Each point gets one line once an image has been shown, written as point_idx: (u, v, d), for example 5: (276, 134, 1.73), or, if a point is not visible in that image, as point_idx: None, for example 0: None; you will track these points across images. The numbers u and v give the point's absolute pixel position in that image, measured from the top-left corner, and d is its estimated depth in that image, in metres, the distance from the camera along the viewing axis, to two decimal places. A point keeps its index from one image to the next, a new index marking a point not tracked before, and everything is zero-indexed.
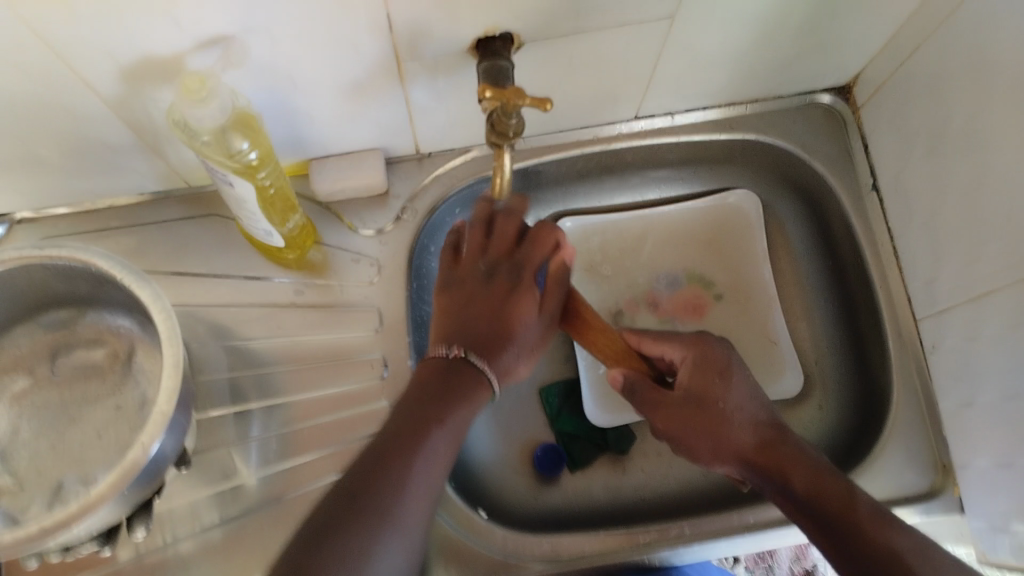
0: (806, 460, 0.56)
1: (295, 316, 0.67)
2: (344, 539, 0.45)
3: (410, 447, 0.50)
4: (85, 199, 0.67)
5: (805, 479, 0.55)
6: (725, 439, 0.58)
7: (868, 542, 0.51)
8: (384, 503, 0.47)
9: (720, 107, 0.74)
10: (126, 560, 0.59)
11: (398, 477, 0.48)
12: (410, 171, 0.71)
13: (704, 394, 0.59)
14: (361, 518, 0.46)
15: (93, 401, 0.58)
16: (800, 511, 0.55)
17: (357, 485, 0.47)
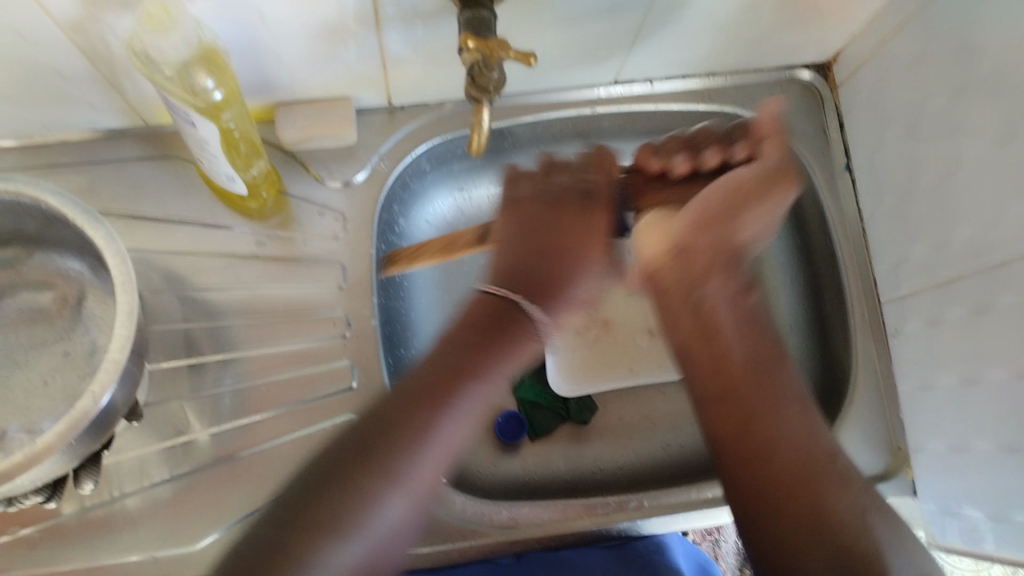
0: (768, 342, 0.58)
1: (254, 268, 0.64)
2: (371, 464, 0.46)
3: (450, 379, 0.51)
4: (35, 132, 0.63)
5: (731, 307, 0.59)
6: (683, 253, 0.61)
7: (749, 408, 0.54)
8: (410, 438, 0.47)
9: (699, 77, 0.72)
10: (70, 514, 0.57)
11: (429, 422, 0.48)
12: (380, 123, 0.69)
13: (732, 211, 0.62)
14: (375, 474, 0.45)
15: (38, 346, 0.55)
16: (724, 343, 0.57)
17: (395, 412, 0.48)
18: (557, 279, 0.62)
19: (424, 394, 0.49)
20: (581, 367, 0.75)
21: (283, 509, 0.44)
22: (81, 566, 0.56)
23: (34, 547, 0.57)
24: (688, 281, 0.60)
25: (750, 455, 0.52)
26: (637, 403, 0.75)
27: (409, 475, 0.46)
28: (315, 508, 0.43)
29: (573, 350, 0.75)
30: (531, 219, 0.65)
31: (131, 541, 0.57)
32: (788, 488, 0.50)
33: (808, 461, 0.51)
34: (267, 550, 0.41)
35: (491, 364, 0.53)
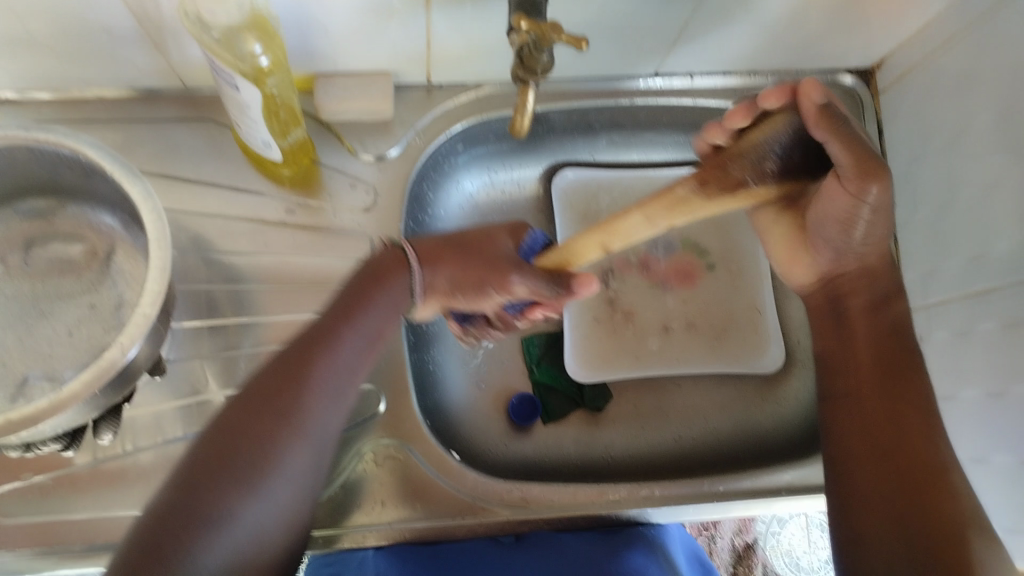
0: (907, 349, 0.52)
1: (283, 234, 0.65)
2: (238, 442, 0.46)
3: (319, 343, 0.52)
4: (71, 86, 0.63)
5: (873, 319, 0.54)
6: (835, 290, 0.56)
7: (875, 407, 0.51)
8: (291, 400, 0.49)
9: (741, 75, 0.71)
10: (83, 465, 0.59)
11: (299, 391, 0.49)
12: (417, 98, 0.68)
13: (842, 233, 0.51)
14: (255, 428, 0.47)
15: (65, 297, 0.55)
16: (858, 345, 0.54)
17: (257, 386, 0.49)
18: (448, 254, 0.60)
19: (291, 368, 0.50)
20: (598, 357, 0.75)
21: (185, 471, 0.45)
22: (93, 514, 0.58)
23: (46, 495, 0.58)
24: (827, 302, 0.57)
25: (863, 454, 0.50)
26: (653, 394, 0.75)
27: (302, 423, 0.49)
28: (227, 451, 0.46)
29: (592, 339, 0.76)
30: (455, 232, 0.62)
31: (147, 495, 0.58)
32: (890, 494, 0.48)
33: (938, 468, 0.47)
34: (184, 505, 0.43)
35: (366, 313, 0.55)
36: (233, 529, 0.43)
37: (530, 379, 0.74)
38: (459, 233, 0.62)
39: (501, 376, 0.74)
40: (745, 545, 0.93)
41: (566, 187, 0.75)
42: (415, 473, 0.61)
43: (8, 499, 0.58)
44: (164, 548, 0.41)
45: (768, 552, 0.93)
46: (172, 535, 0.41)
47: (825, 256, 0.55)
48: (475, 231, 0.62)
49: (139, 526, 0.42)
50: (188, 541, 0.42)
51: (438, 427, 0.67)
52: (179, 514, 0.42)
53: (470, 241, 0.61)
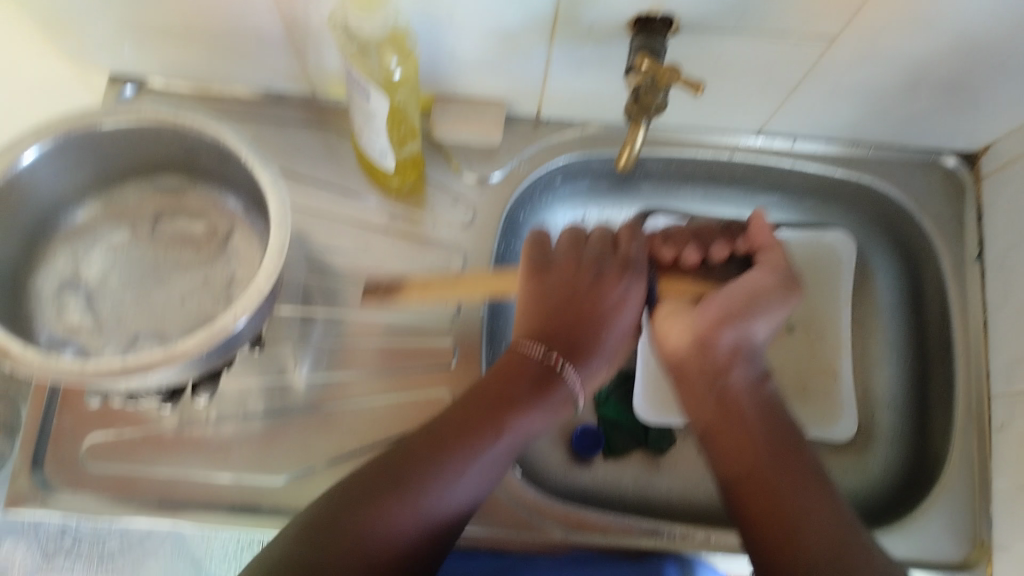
0: (787, 430, 0.55)
1: (384, 240, 0.68)
2: (366, 502, 0.49)
3: (453, 430, 0.53)
4: (213, 83, 0.70)
5: (751, 399, 0.56)
6: (704, 348, 0.58)
7: (773, 484, 0.51)
8: (411, 470, 0.51)
9: (842, 143, 0.73)
10: (169, 428, 0.63)
11: (430, 466, 0.51)
12: (524, 130, 0.72)
13: (743, 312, 0.59)
14: (390, 493, 0.49)
15: (183, 267, 0.60)
16: (748, 425, 0.55)
17: (396, 458, 0.51)
18: (588, 342, 0.60)
19: (418, 451, 0.52)
20: (667, 398, 0.75)
21: (315, 522, 0.48)
22: (170, 475, 0.61)
23: (131, 449, 0.62)
24: (704, 377, 0.58)
25: (773, 528, 0.50)
26: None
27: (424, 505, 0.50)
28: (372, 503, 0.49)
29: None
30: (569, 287, 0.61)
31: (221, 463, 0.62)
32: (822, 565, 0.47)
33: (840, 540, 0.48)
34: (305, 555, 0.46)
35: (510, 420, 0.54)
36: None
37: (597, 412, 0.75)
38: (562, 294, 0.61)
39: (566, 408, 0.75)
40: None
41: None
42: None
43: (96, 448, 0.62)
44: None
45: None
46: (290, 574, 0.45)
47: (704, 313, 0.59)
48: (591, 289, 0.61)
49: (274, 552, 0.46)
50: None
51: None
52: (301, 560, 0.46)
53: (581, 304, 0.61)
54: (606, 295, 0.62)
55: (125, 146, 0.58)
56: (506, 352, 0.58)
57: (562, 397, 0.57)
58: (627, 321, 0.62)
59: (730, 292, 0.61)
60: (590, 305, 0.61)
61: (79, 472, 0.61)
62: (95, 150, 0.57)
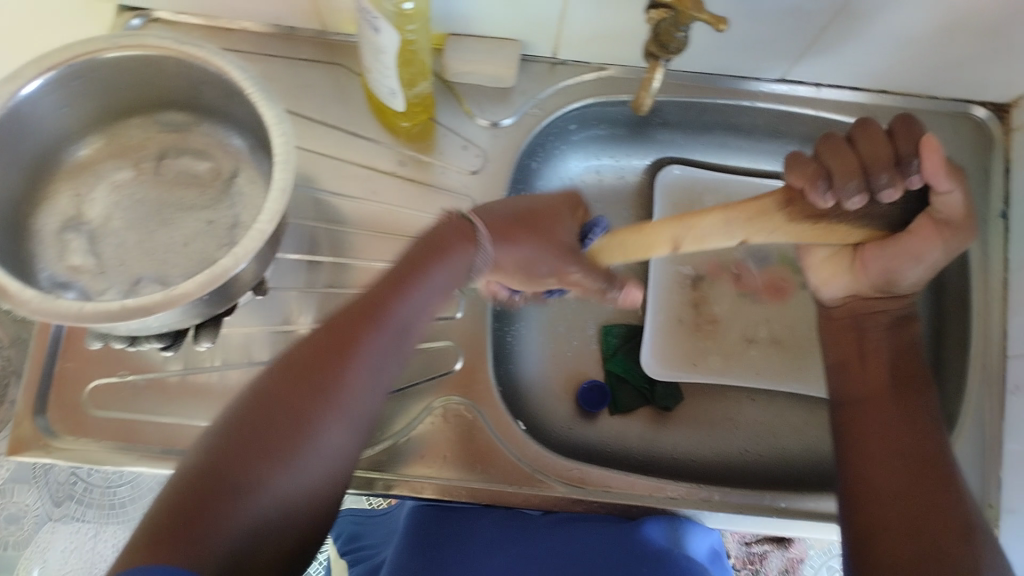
0: (918, 368, 0.57)
1: (392, 185, 0.67)
2: (282, 412, 0.46)
3: (347, 326, 0.50)
4: (221, 15, 0.67)
5: (890, 336, 0.59)
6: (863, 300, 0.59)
7: (893, 411, 0.55)
8: (329, 376, 0.48)
9: (869, 91, 0.70)
10: (174, 373, 0.62)
11: (338, 367, 0.48)
12: (539, 72, 0.69)
13: (891, 270, 0.56)
14: (303, 398, 0.47)
15: (187, 210, 0.59)
16: (879, 360, 0.58)
17: (304, 357, 0.48)
18: (515, 219, 0.56)
19: (323, 345, 0.49)
20: (676, 356, 0.74)
21: (221, 439, 0.45)
22: (175, 421, 0.61)
23: (136, 394, 0.62)
24: (848, 324, 0.61)
25: (874, 446, 0.54)
26: (725, 404, 0.73)
27: (340, 400, 0.48)
28: (286, 411, 0.46)
29: (670, 340, 0.75)
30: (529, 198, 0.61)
31: (226, 409, 0.61)
32: (909, 485, 0.51)
33: (936, 469, 0.52)
34: (226, 472, 0.43)
35: (412, 291, 0.52)
36: (262, 502, 0.44)
37: (603, 366, 0.74)
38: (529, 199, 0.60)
39: (575, 360, 0.74)
40: None
41: (668, 182, 0.75)
42: (480, 435, 0.62)
43: (100, 393, 0.62)
44: (197, 504, 0.42)
45: None
46: (202, 497, 0.42)
47: (865, 272, 0.57)
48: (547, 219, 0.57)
49: (182, 476, 0.44)
50: (217, 515, 0.42)
51: (509, 396, 0.69)
52: (218, 481, 0.43)
53: (526, 203, 0.58)
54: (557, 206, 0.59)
55: (126, 78, 0.56)
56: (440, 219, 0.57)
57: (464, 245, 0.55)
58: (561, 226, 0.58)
59: (891, 252, 0.54)
60: (540, 209, 0.58)
61: (82, 416, 0.61)
62: (96, 83, 0.55)
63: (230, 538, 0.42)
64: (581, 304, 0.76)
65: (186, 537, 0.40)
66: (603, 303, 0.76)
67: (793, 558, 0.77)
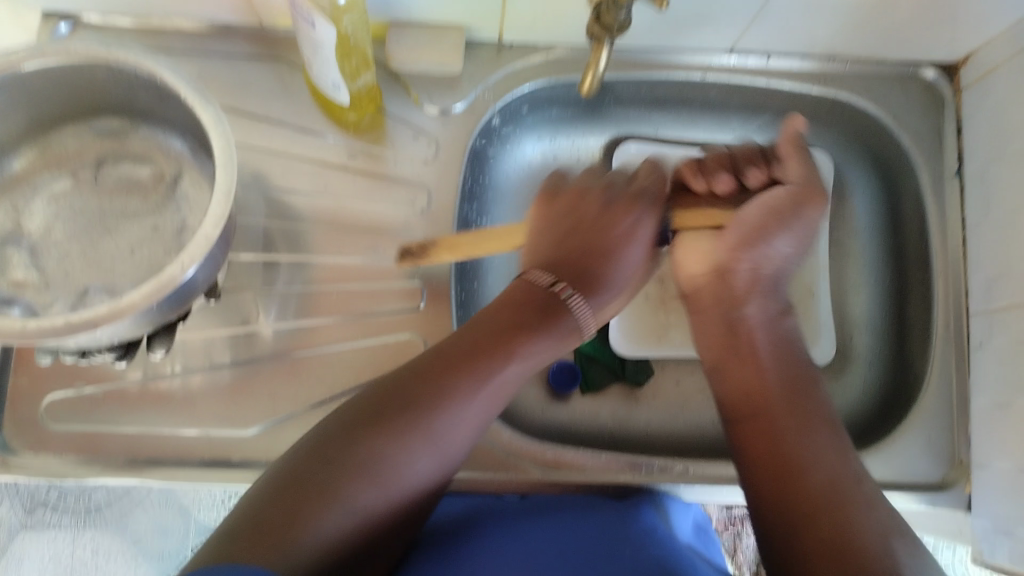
0: (798, 372, 0.57)
1: (344, 179, 0.65)
2: (382, 429, 0.47)
3: (453, 355, 0.51)
4: (154, 15, 0.65)
5: (766, 331, 0.59)
6: (723, 276, 0.60)
7: (783, 424, 0.53)
8: (430, 403, 0.49)
9: (818, 59, 0.70)
10: (133, 382, 0.61)
11: (441, 394, 0.49)
12: (487, 55, 0.68)
13: (761, 233, 0.60)
14: (406, 423, 0.48)
15: (131, 216, 0.57)
16: (759, 362, 0.57)
17: (405, 380, 0.50)
18: (599, 274, 0.60)
19: (427, 375, 0.50)
20: (643, 334, 0.74)
21: (315, 447, 0.46)
22: (139, 430, 0.60)
23: (95, 407, 0.60)
24: (718, 306, 0.61)
25: (769, 461, 0.52)
26: (695, 378, 0.73)
27: (438, 429, 0.49)
28: (384, 428, 0.47)
29: (638, 316, 0.74)
30: (585, 210, 0.61)
31: (189, 415, 0.60)
32: (817, 493, 0.49)
33: (842, 482, 0.50)
34: (320, 475, 0.44)
35: (523, 349, 0.53)
36: (348, 513, 0.43)
37: (571, 348, 0.73)
38: (589, 222, 0.61)
39: None
40: None
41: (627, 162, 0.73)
42: None
43: (57, 406, 0.60)
44: (285, 502, 0.42)
45: None
46: (290, 498, 0.42)
47: (724, 241, 0.60)
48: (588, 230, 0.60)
49: (274, 478, 0.44)
50: (306, 515, 0.42)
51: None
52: (313, 484, 0.43)
53: (593, 233, 0.60)
54: (629, 226, 0.60)
55: (54, 87, 0.54)
56: (515, 281, 0.58)
57: (571, 323, 0.57)
58: (631, 258, 0.61)
59: (744, 220, 0.60)
60: (615, 235, 0.60)
61: (40, 431, 0.60)
62: (24, 95, 0.54)
63: (322, 534, 0.42)
64: None
65: (284, 534, 0.40)
66: None
67: None
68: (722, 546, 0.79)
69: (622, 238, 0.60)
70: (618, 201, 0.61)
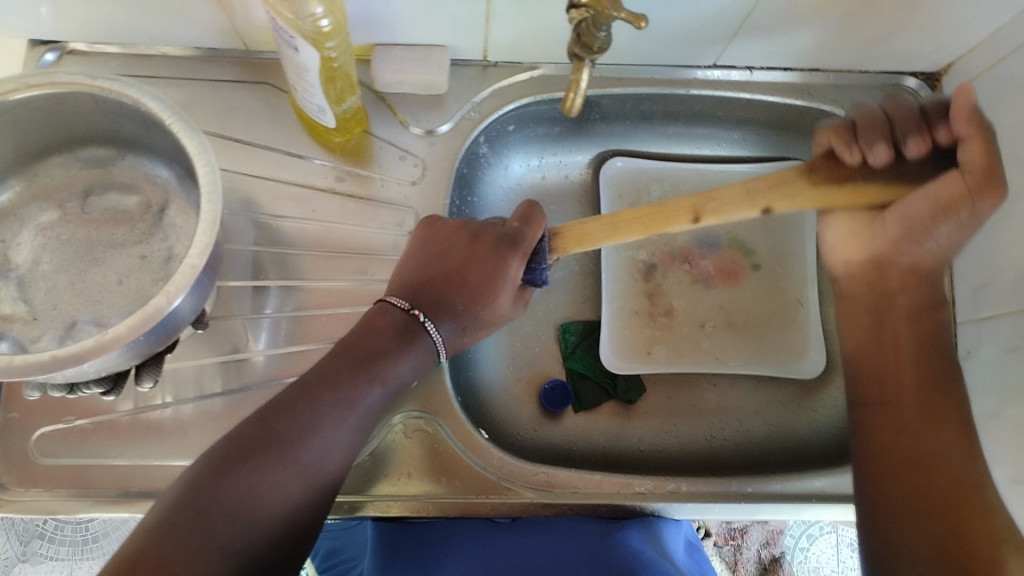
0: (937, 366, 0.53)
1: (331, 203, 0.65)
2: (241, 467, 0.46)
3: (314, 387, 0.50)
4: (138, 42, 0.65)
5: (915, 325, 0.54)
6: (881, 266, 0.54)
7: (908, 420, 0.52)
8: (286, 433, 0.48)
9: (801, 71, 0.70)
10: (124, 413, 0.60)
11: (291, 424, 0.48)
12: (472, 74, 0.69)
13: (918, 225, 0.49)
14: (267, 457, 0.46)
15: (118, 246, 0.57)
16: (900, 352, 0.54)
17: (266, 415, 0.49)
18: (465, 305, 0.56)
19: (291, 405, 0.49)
20: (635, 347, 0.74)
21: (182, 496, 0.45)
22: (130, 462, 0.59)
23: (86, 439, 0.60)
24: (872, 299, 0.55)
25: (897, 461, 0.52)
26: (687, 393, 0.74)
27: (305, 454, 0.48)
28: (243, 465, 0.46)
29: (629, 331, 0.75)
30: (456, 235, 0.57)
31: (180, 445, 0.60)
32: (944, 501, 0.49)
33: (970, 489, 0.49)
34: (182, 524, 0.43)
35: (374, 372, 0.52)
36: (213, 558, 0.43)
37: (563, 364, 0.73)
38: (462, 251, 0.57)
39: (534, 361, 0.74)
40: (770, 558, 0.84)
41: (613, 176, 0.75)
42: (441, 447, 0.62)
43: (48, 440, 0.60)
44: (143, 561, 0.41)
45: (793, 567, 0.85)
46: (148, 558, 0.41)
47: (885, 231, 0.52)
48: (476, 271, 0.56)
49: (138, 535, 0.43)
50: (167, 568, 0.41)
51: (468, 404, 0.68)
52: (170, 533, 0.43)
53: (472, 264, 0.56)
54: (485, 254, 0.56)
55: (39, 118, 0.54)
56: (377, 304, 0.56)
57: (422, 350, 0.55)
58: (506, 288, 0.56)
59: (913, 200, 0.49)
60: (480, 261, 0.56)
61: (32, 466, 0.59)
62: (8, 126, 0.53)
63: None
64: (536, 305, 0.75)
65: None
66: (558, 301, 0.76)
67: (774, 529, 0.84)
68: (723, 559, 0.84)
69: (490, 276, 0.56)
70: (478, 228, 0.58)
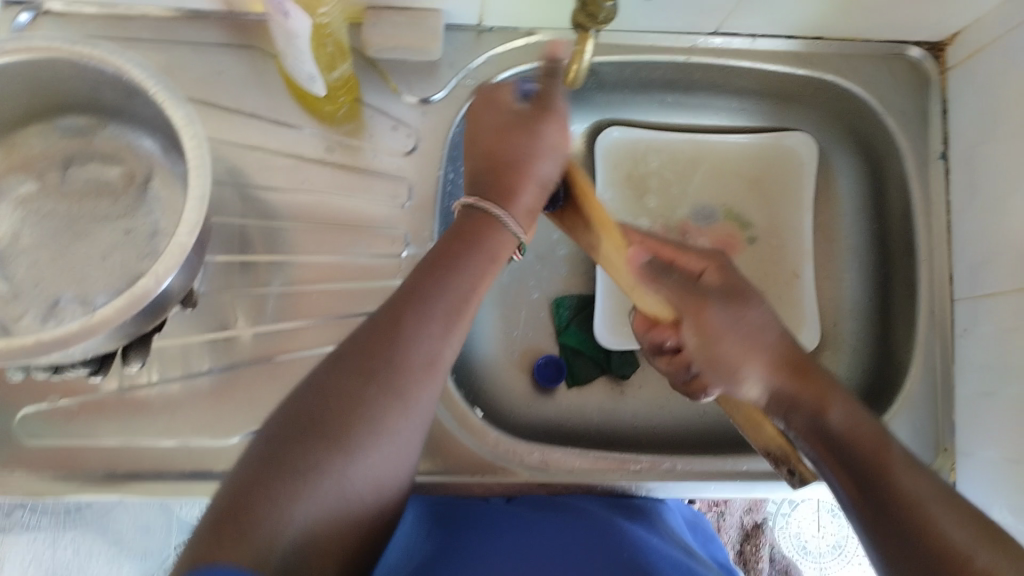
0: (869, 455, 0.48)
1: (321, 174, 0.63)
2: (348, 394, 0.42)
3: (415, 301, 0.46)
4: (117, 3, 0.62)
5: (819, 436, 0.51)
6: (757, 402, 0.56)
7: (879, 532, 0.46)
8: (388, 360, 0.44)
9: (805, 39, 0.69)
10: (110, 391, 0.58)
11: (398, 343, 0.44)
12: (467, 41, 0.66)
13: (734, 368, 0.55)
14: (365, 386, 0.43)
15: (101, 221, 0.54)
16: (832, 465, 0.50)
17: (362, 340, 0.45)
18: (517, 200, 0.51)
19: (375, 335, 0.45)
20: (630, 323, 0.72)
21: (281, 428, 0.41)
22: (118, 442, 0.58)
23: (71, 418, 0.58)
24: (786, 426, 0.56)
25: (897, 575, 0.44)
26: None
27: (405, 392, 0.44)
28: (346, 392, 0.43)
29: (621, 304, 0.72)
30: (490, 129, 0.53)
31: (170, 424, 0.58)
32: None
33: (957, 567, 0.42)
34: (280, 459, 0.40)
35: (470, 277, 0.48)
36: (327, 487, 0.40)
37: (557, 338, 0.72)
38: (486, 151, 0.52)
39: (528, 336, 0.73)
40: (754, 524, 0.87)
41: (608, 146, 0.74)
42: (437, 427, 0.61)
43: (31, 420, 0.58)
44: (247, 505, 0.38)
45: (776, 533, 0.88)
46: (255, 500, 0.38)
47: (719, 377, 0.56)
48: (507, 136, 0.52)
49: (240, 473, 0.40)
50: (278, 498, 0.38)
51: (462, 380, 0.67)
52: (272, 471, 0.39)
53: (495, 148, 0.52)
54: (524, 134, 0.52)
55: (12, 84, 0.51)
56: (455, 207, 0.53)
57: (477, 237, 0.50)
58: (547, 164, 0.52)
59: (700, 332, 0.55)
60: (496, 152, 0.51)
61: (15, 446, 0.57)
62: None
63: (304, 522, 0.38)
64: (531, 280, 0.74)
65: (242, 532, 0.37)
66: (553, 274, 0.74)
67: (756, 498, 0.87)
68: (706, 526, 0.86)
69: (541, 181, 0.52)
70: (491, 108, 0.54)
